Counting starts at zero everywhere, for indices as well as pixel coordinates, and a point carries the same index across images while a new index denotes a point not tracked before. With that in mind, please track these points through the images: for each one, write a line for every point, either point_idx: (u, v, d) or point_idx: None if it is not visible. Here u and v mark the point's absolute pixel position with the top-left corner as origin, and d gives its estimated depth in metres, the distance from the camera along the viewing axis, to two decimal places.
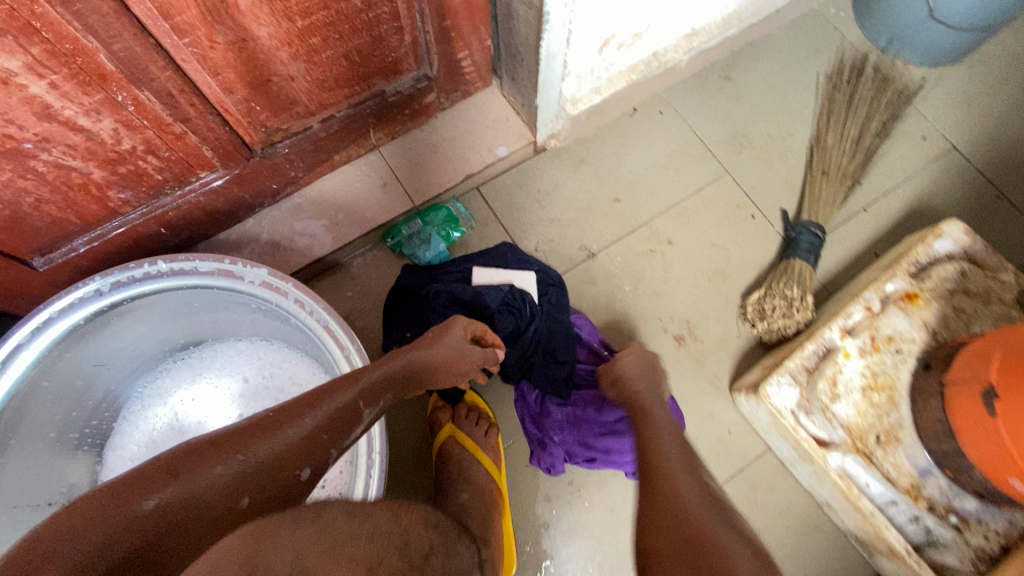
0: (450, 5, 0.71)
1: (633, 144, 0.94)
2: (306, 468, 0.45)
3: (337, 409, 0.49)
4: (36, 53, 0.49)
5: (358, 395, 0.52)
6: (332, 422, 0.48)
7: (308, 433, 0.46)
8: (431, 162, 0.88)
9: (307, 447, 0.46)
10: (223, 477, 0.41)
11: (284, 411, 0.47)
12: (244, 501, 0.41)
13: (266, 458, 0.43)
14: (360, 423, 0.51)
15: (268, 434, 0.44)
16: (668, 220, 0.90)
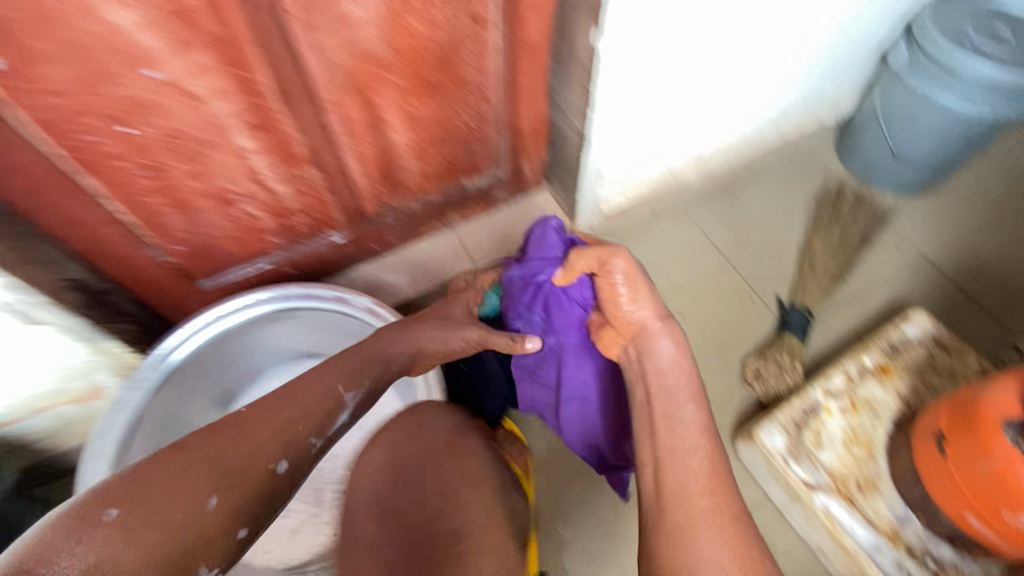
0: (521, 128, 1.01)
1: (654, 238, 1.18)
2: (281, 462, 0.58)
3: (302, 409, 0.63)
4: (264, 140, 0.79)
5: (319, 403, 0.64)
6: (306, 417, 0.62)
7: (288, 424, 0.60)
8: (492, 238, 1.15)
9: (281, 441, 0.59)
10: (193, 480, 0.52)
11: (264, 408, 0.61)
12: (212, 501, 0.52)
13: (236, 458, 0.56)
14: (322, 434, 0.63)
15: (235, 442, 0.56)
16: (681, 298, 1.10)
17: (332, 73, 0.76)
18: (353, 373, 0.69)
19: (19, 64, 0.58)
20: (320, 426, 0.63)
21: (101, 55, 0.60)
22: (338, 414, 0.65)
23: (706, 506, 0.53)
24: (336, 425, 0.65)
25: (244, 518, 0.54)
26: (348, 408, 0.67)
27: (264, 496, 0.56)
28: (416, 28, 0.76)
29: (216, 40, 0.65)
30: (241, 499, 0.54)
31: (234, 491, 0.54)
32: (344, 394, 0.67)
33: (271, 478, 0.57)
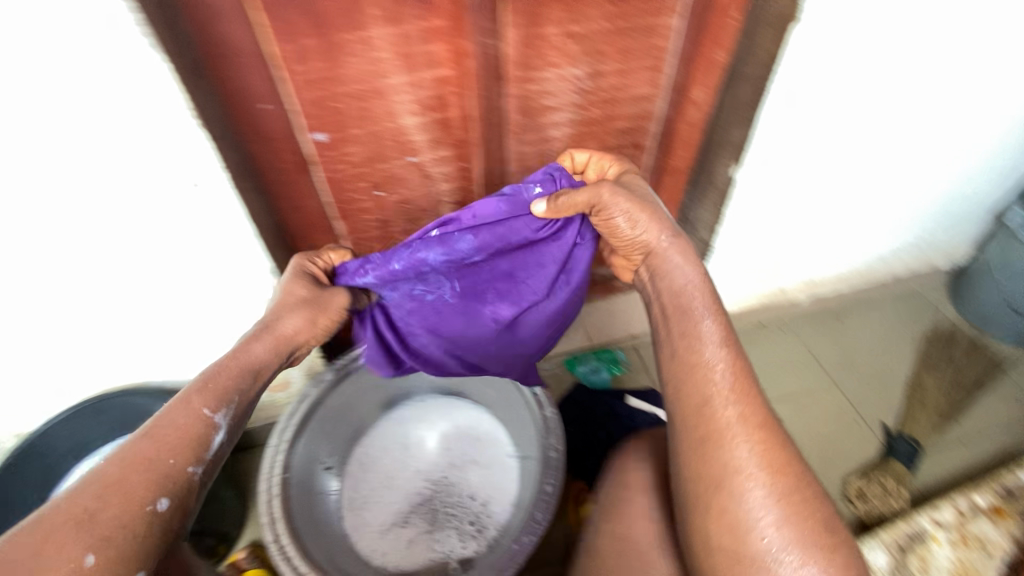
0: None
1: (760, 347, 1.27)
2: (161, 500, 0.51)
3: (163, 441, 0.55)
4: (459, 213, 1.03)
5: (204, 407, 0.60)
6: (178, 449, 0.56)
7: (150, 460, 0.53)
8: (607, 321, 1.28)
9: (154, 481, 0.52)
10: (55, 546, 0.44)
11: (137, 446, 0.54)
12: (88, 558, 0.45)
13: (106, 514, 0.48)
14: (219, 428, 0.60)
15: (101, 494, 0.49)
16: (784, 407, 1.17)
17: (522, 171, 1.01)
18: (222, 387, 0.63)
19: (335, 143, 0.84)
20: (197, 452, 0.57)
21: (387, 144, 0.87)
22: (212, 438, 0.59)
23: (738, 419, 0.60)
24: (213, 446, 0.59)
25: (143, 561, 0.48)
26: (224, 427, 0.61)
27: (161, 537, 0.50)
28: (593, 147, 1.00)
29: (457, 141, 0.92)
30: (123, 551, 0.47)
31: (113, 543, 0.46)
32: (214, 416, 0.60)
33: (151, 521, 0.50)
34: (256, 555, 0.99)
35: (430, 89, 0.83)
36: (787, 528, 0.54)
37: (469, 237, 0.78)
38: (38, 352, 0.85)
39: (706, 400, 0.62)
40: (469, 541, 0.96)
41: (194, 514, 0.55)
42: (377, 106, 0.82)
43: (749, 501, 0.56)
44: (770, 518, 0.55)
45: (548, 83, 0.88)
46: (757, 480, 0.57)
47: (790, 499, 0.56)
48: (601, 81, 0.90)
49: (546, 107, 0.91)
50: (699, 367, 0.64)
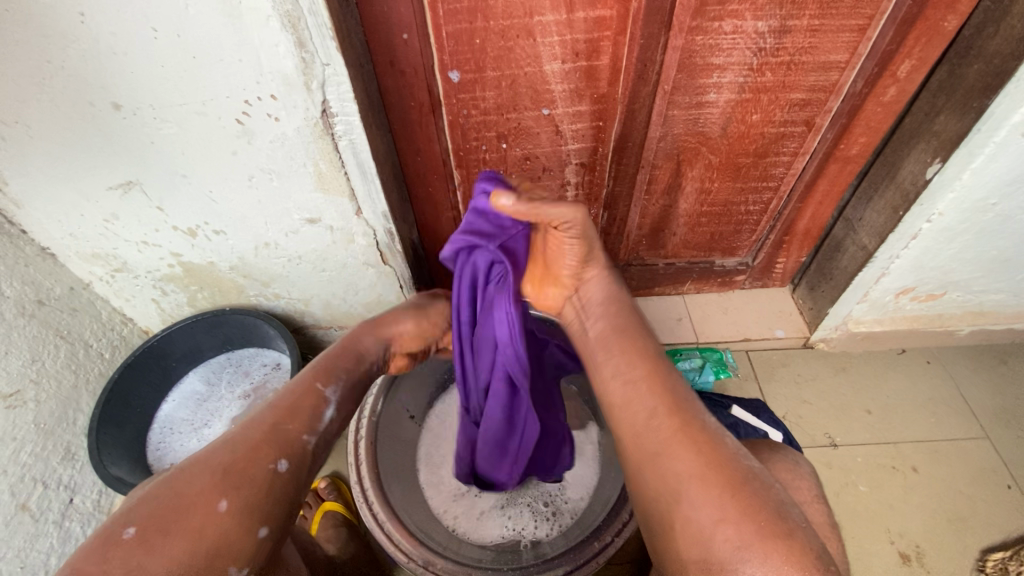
0: (795, 228, 1.05)
1: (896, 377, 1.11)
2: (282, 460, 0.51)
3: (290, 401, 0.55)
4: (584, 178, 0.93)
5: (314, 376, 0.59)
6: (296, 412, 0.55)
7: (274, 423, 0.53)
8: (720, 317, 1.16)
9: (274, 440, 0.52)
10: (196, 489, 0.46)
11: (263, 410, 0.54)
12: (223, 504, 0.46)
13: (237, 469, 0.48)
14: (328, 403, 0.58)
15: (233, 449, 0.50)
16: (917, 451, 1.01)
17: (665, 140, 0.88)
18: (332, 366, 0.61)
19: (468, 84, 0.77)
20: (311, 420, 0.55)
21: (523, 92, 0.78)
22: (323, 411, 0.57)
23: (669, 433, 0.52)
24: (325, 419, 0.57)
25: (264, 518, 0.48)
26: (334, 403, 0.58)
27: (273, 498, 0.49)
28: (754, 120, 0.85)
29: (599, 96, 0.80)
30: (251, 504, 0.47)
31: (240, 494, 0.47)
32: (325, 390, 0.58)
33: (272, 479, 0.49)
34: (335, 486, 1.01)
35: (583, 32, 0.71)
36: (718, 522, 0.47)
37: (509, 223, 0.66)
38: (166, 259, 0.89)
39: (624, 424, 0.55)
40: (542, 523, 0.92)
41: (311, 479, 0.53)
42: (521, 47, 0.73)
43: (681, 501, 0.49)
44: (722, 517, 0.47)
45: (722, 38, 0.73)
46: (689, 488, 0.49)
47: (726, 498, 0.47)
48: (787, 41, 0.74)
49: (712, 66, 0.77)
50: (622, 396, 0.57)
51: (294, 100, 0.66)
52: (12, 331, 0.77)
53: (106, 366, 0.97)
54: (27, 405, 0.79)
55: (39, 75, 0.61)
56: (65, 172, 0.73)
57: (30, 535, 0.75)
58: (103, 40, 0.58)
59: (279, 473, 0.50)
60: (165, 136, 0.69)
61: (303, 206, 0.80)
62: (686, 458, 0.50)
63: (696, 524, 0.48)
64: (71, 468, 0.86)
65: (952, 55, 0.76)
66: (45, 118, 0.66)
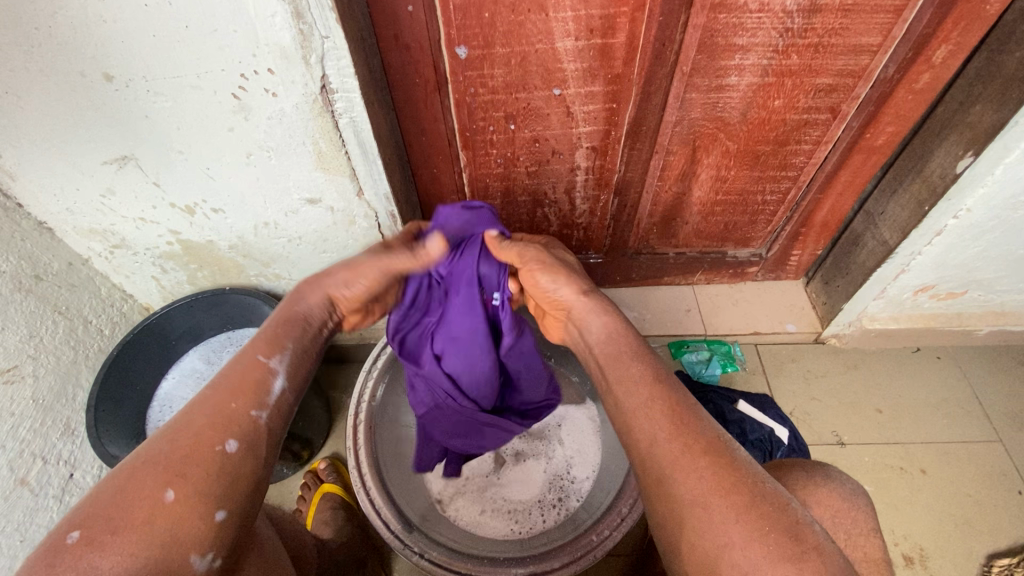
0: (813, 220, 1.01)
1: (908, 376, 1.08)
2: (229, 441, 0.49)
3: (230, 386, 0.53)
4: (596, 163, 0.90)
5: (258, 351, 0.57)
6: (239, 393, 0.53)
7: (217, 407, 0.51)
8: (729, 309, 1.13)
9: (220, 423, 0.50)
10: (139, 481, 0.45)
11: (203, 394, 0.52)
12: (169, 494, 0.45)
13: (182, 456, 0.47)
14: (275, 375, 0.56)
15: (176, 438, 0.48)
16: (926, 452, 0.99)
17: (681, 124, 0.84)
18: (276, 336, 0.58)
19: (476, 61, 0.73)
20: (259, 396, 0.53)
21: (533, 71, 0.74)
22: (272, 384, 0.55)
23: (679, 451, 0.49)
24: (275, 391, 0.55)
25: (218, 501, 0.47)
26: (283, 373, 0.56)
27: (229, 477, 0.48)
28: (777, 106, 0.81)
29: (613, 76, 0.76)
30: (200, 487, 0.46)
31: (188, 479, 0.46)
32: (269, 362, 0.56)
33: (222, 462, 0.48)
34: (335, 468, 1.01)
35: (598, 8, 0.67)
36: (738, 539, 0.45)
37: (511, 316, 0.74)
38: (165, 237, 0.87)
39: (635, 430, 0.52)
40: (550, 513, 0.91)
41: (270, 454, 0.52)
42: (532, 23, 0.68)
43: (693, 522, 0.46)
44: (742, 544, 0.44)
45: (747, 16, 0.69)
46: (700, 507, 0.45)
47: (748, 514, 0.45)
48: (816, 21, 0.69)
49: (735, 46, 0.72)
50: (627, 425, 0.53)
51: (293, 75, 0.62)
52: (10, 305, 0.76)
53: (106, 342, 0.96)
54: (26, 381, 0.78)
55: (26, 43, 0.59)
56: (58, 145, 0.70)
57: (30, 509, 0.75)
58: (90, 7, 0.55)
59: (225, 455, 0.49)
60: (159, 110, 0.66)
61: (302, 185, 0.77)
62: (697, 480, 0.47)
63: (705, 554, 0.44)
64: (71, 443, 0.86)
65: (994, 40, 0.71)
66: (35, 89, 0.63)
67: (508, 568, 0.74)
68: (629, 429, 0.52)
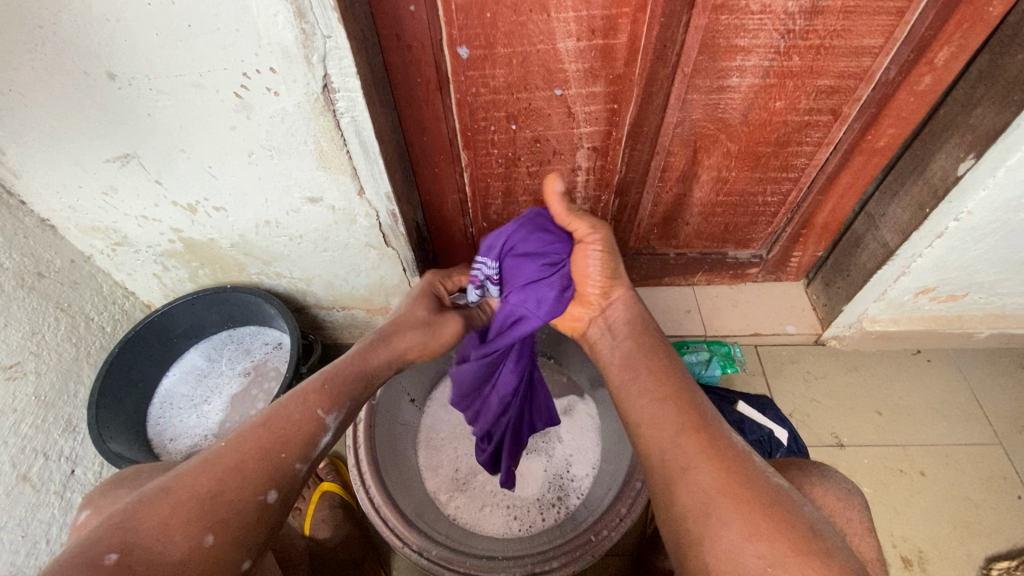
0: (814, 222, 1.01)
1: (907, 378, 1.08)
2: (272, 491, 0.50)
3: (280, 432, 0.53)
4: (597, 164, 0.90)
5: (323, 403, 0.57)
6: (289, 442, 0.53)
7: (265, 452, 0.51)
8: (729, 310, 1.13)
9: (266, 470, 0.50)
10: (182, 518, 0.45)
11: (255, 430, 0.52)
12: (209, 537, 0.45)
13: (225, 498, 0.47)
14: (327, 432, 0.56)
15: (222, 480, 0.48)
16: (926, 454, 0.99)
17: (683, 125, 0.84)
18: (339, 388, 0.59)
19: (477, 61, 0.73)
20: (306, 448, 0.54)
21: (535, 71, 0.75)
22: (320, 437, 0.55)
23: (695, 451, 0.51)
24: (321, 447, 0.55)
25: (248, 549, 0.47)
26: (333, 430, 0.56)
27: (265, 528, 0.49)
28: (778, 108, 0.81)
29: (614, 77, 0.76)
30: (236, 534, 0.46)
31: (228, 522, 0.46)
32: (327, 417, 0.56)
33: (261, 511, 0.48)
34: (334, 467, 1.02)
35: (599, 9, 0.67)
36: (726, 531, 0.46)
37: (541, 296, 0.68)
38: (167, 234, 0.87)
39: None
40: (549, 511, 0.91)
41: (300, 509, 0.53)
42: (534, 23, 0.69)
43: (709, 518, 0.47)
44: (749, 536, 0.45)
45: (749, 18, 0.69)
46: (720, 502, 0.48)
47: None
48: (818, 23, 0.69)
49: (737, 48, 0.72)
50: (646, 422, 0.56)
51: (294, 75, 0.63)
52: (13, 302, 0.76)
53: (108, 339, 0.96)
54: (28, 377, 0.78)
55: (30, 42, 0.59)
56: (62, 143, 0.71)
57: (31, 505, 0.75)
58: (95, 5, 0.56)
59: (266, 504, 0.49)
60: (161, 108, 0.67)
61: (304, 184, 0.77)
62: (702, 475, 0.49)
63: (716, 550, 0.46)
64: (72, 440, 0.86)
65: (996, 43, 0.71)
66: (38, 87, 0.64)
67: (507, 566, 0.74)
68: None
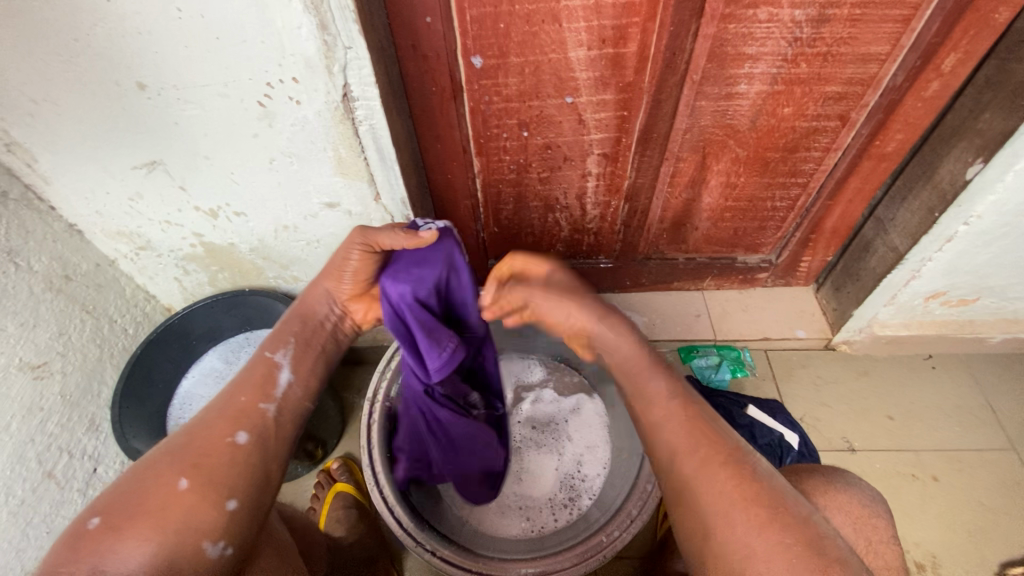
0: (823, 227, 1.02)
1: (919, 384, 1.08)
2: (240, 433, 0.58)
3: (237, 386, 0.62)
4: (606, 170, 0.92)
5: (264, 350, 0.66)
6: (251, 390, 0.62)
7: (230, 402, 0.60)
8: (739, 314, 1.14)
9: (233, 417, 0.59)
10: (157, 473, 0.52)
11: (222, 393, 0.62)
12: (183, 482, 0.52)
13: (197, 445, 0.55)
14: (280, 370, 0.65)
15: (190, 433, 0.57)
16: (939, 459, 0.99)
17: (692, 132, 0.85)
18: (279, 337, 0.68)
19: (491, 70, 0.75)
20: (266, 391, 0.62)
21: (547, 79, 0.77)
22: (277, 377, 0.64)
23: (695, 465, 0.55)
24: (281, 386, 0.64)
25: (229, 489, 0.54)
26: (287, 366, 0.66)
27: (241, 463, 0.56)
28: (786, 113, 0.82)
29: (625, 85, 0.77)
30: (211, 476, 0.53)
31: (200, 466, 0.53)
32: (273, 356, 0.66)
33: (234, 451, 0.56)
34: (347, 468, 1.03)
35: (610, 19, 0.69)
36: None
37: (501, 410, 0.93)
38: (188, 239, 0.90)
39: None
40: (561, 512, 0.92)
41: (277, 445, 0.60)
42: (547, 33, 0.71)
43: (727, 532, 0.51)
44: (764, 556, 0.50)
45: (757, 26, 0.70)
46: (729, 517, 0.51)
47: None
48: (825, 31, 0.70)
49: (745, 56, 0.74)
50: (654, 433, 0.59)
51: (316, 84, 0.65)
52: (42, 303, 0.79)
53: (129, 341, 0.99)
54: (54, 377, 0.80)
55: (66, 54, 0.62)
56: (92, 151, 0.74)
57: (56, 501, 0.77)
58: (128, 19, 0.58)
59: (237, 445, 0.57)
60: (188, 117, 0.69)
61: (322, 190, 0.80)
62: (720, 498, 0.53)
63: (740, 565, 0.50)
64: (95, 438, 0.88)
65: (1002, 49, 0.72)
66: (72, 97, 0.67)
67: (519, 566, 0.75)
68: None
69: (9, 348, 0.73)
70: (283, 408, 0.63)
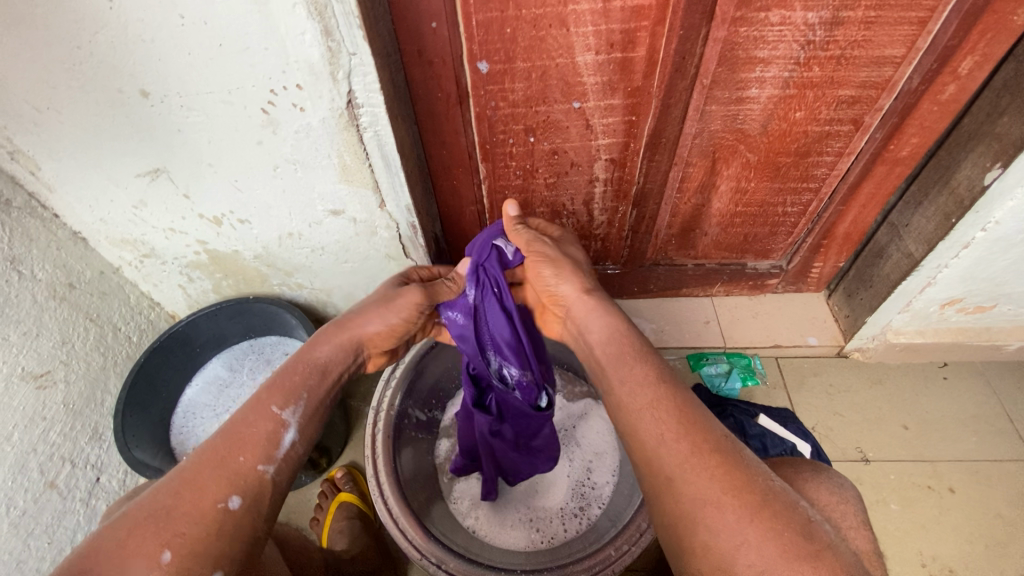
0: (834, 232, 1.00)
1: (933, 392, 1.06)
2: (233, 498, 0.52)
3: (235, 439, 0.55)
4: (614, 175, 0.90)
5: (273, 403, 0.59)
6: (248, 448, 0.55)
7: (224, 461, 0.53)
8: (749, 321, 1.12)
9: (226, 478, 0.52)
10: (137, 540, 0.47)
11: (216, 443, 0.55)
12: (166, 555, 0.47)
13: (182, 513, 0.49)
14: (288, 430, 0.58)
15: (175, 493, 0.50)
16: (955, 470, 0.96)
17: (701, 136, 0.84)
18: (292, 386, 0.61)
19: (497, 75, 0.74)
20: (268, 451, 0.56)
21: (554, 84, 0.75)
22: (282, 438, 0.57)
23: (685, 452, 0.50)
24: (284, 447, 0.57)
25: (213, 560, 0.49)
26: (295, 426, 0.59)
27: (229, 535, 0.50)
28: (798, 118, 0.80)
29: (633, 89, 0.76)
30: (195, 548, 0.48)
31: (184, 538, 0.48)
32: (281, 414, 0.58)
33: (223, 520, 0.51)
34: (351, 477, 1.02)
35: (619, 23, 0.68)
36: (730, 532, 0.45)
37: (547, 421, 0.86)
38: (193, 246, 0.89)
39: (650, 437, 0.52)
40: (571, 521, 0.90)
41: (271, 509, 0.54)
42: (553, 37, 0.69)
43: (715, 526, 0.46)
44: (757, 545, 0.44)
45: (769, 29, 0.69)
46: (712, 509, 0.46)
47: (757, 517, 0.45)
48: (839, 33, 0.69)
49: (756, 60, 0.72)
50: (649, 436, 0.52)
51: (320, 90, 0.64)
52: (45, 312, 0.79)
53: (133, 349, 0.98)
54: (57, 386, 0.80)
55: (69, 62, 0.61)
56: (96, 159, 0.73)
57: (58, 512, 0.76)
58: (130, 26, 0.58)
59: (228, 513, 0.51)
60: (191, 124, 0.69)
61: (327, 197, 0.79)
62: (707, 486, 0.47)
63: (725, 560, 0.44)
64: (98, 448, 0.87)
65: (1021, 51, 0.70)
66: (76, 105, 0.66)
67: None
68: (642, 438, 0.53)
69: (11, 357, 0.72)
70: (284, 469, 0.57)
